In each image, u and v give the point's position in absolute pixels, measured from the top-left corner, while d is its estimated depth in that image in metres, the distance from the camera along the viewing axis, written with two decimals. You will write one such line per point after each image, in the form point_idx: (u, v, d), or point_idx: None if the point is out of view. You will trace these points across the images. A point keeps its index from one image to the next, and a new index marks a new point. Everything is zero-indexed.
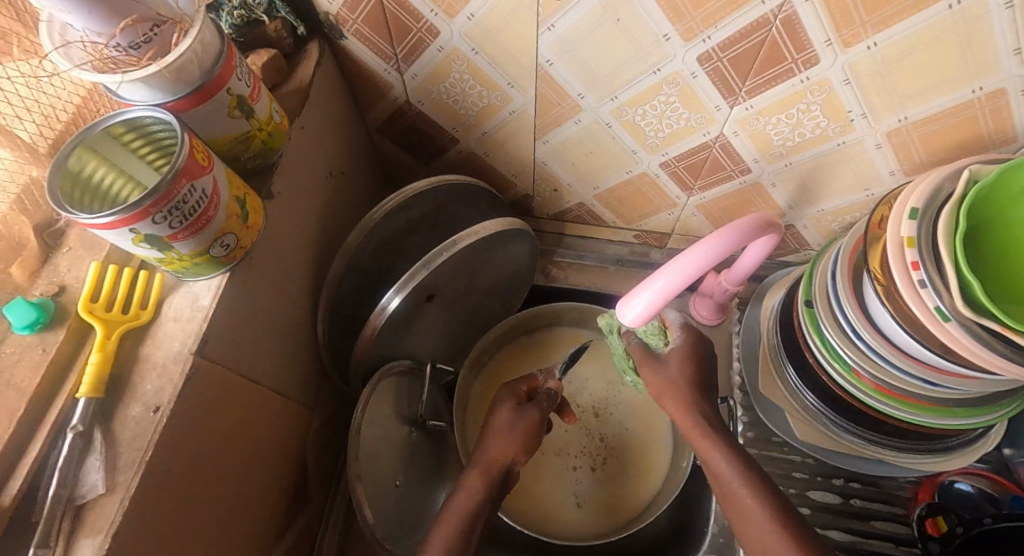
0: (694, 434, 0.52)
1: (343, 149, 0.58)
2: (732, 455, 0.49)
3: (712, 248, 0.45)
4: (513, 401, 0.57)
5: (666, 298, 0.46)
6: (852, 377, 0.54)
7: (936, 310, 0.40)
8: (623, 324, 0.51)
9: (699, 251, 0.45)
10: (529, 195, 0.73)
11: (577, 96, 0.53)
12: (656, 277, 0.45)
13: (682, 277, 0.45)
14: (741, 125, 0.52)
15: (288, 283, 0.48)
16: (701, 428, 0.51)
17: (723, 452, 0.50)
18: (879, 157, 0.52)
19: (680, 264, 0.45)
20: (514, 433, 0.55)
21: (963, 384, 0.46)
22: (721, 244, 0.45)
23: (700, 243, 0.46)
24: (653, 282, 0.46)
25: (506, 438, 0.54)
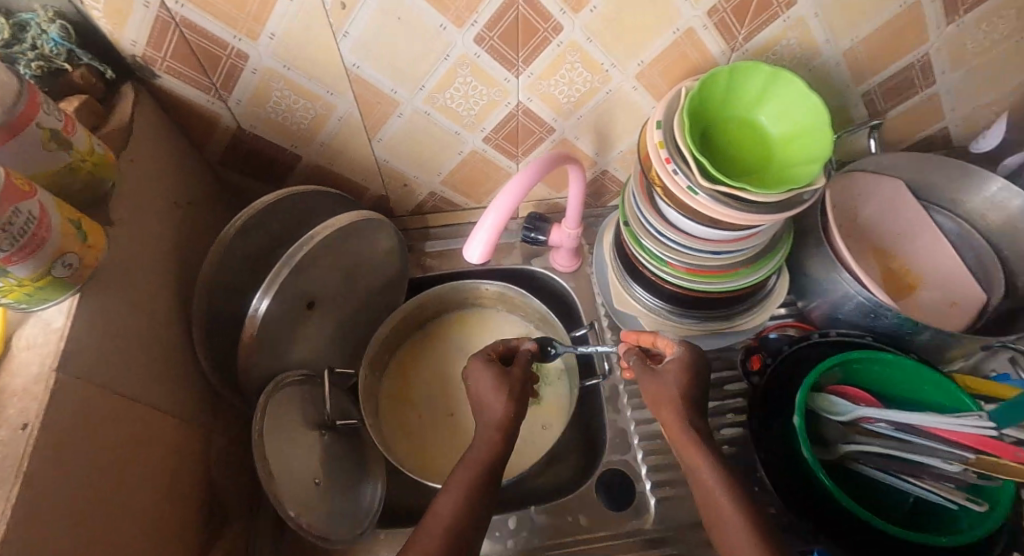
0: (680, 442, 0.53)
1: (185, 181, 0.61)
2: (717, 464, 0.50)
3: (519, 181, 0.54)
4: (492, 370, 0.61)
5: (499, 229, 0.53)
6: (667, 268, 0.68)
7: (688, 188, 0.54)
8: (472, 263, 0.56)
9: (511, 186, 0.54)
10: (383, 196, 0.79)
11: (391, 92, 0.61)
12: (486, 215, 0.52)
13: (502, 212, 0.53)
14: (530, 91, 0.64)
15: (149, 306, 0.50)
16: (686, 437, 0.52)
17: (710, 463, 0.51)
18: (637, 96, 0.66)
19: (499, 202, 0.53)
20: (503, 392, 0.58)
21: (733, 244, 0.61)
22: (526, 175, 0.54)
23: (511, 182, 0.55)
24: (483, 226, 0.53)
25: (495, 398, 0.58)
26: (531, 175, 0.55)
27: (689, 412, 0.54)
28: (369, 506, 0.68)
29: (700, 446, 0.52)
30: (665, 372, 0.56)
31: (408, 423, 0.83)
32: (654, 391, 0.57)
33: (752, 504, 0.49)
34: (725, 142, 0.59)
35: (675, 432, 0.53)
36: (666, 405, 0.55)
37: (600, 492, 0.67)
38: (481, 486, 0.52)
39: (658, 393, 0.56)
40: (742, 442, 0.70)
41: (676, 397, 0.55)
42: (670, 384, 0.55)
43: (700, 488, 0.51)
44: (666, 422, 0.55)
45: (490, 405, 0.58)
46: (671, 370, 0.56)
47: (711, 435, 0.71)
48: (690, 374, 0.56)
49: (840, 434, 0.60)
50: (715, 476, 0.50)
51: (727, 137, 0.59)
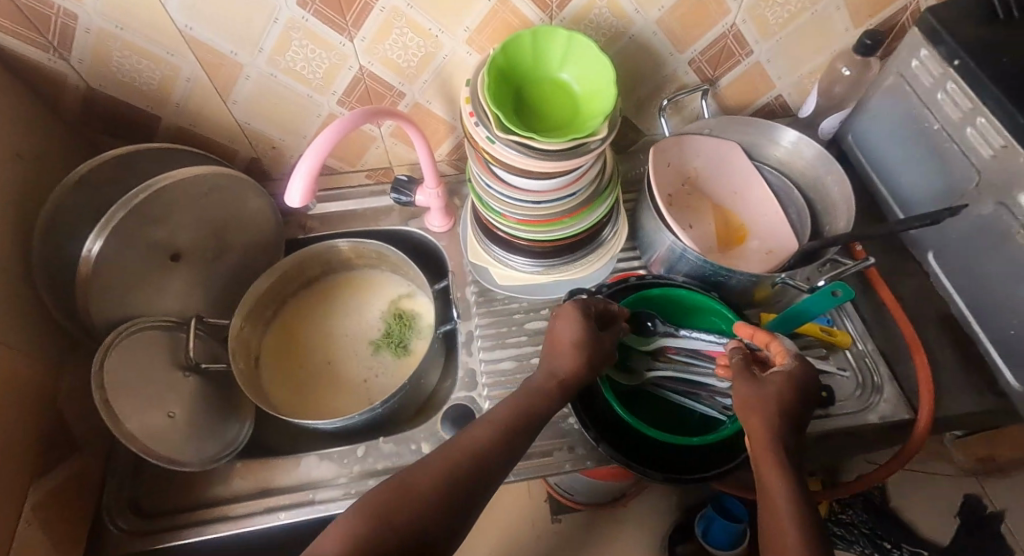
0: (759, 450, 0.50)
1: (34, 135, 0.64)
2: (797, 490, 0.47)
3: (332, 129, 0.59)
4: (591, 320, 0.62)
5: (313, 175, 0.58)
6: (504, 220, 0.74)
7: (487, 138, 0.60)
8: (295, 209, 0.61)
9: (323, 133, 0.58)
10: (256, 159, 0.84)
11: (231, 54, 0.65)
12: (299, 161, 0.57)
13: (314, 157, 0.57)
14: (369, 55, 0.69)
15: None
16: (768, 450, 0.50)
17: (787, 482, 0.47)
18: (472, 60, 0.72)
19: (312, 148, 0.58)
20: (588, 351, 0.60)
21: (549, 194, 0.68)
22: (339, 125, 0.59)
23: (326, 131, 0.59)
24: (301, 169, 0.58)
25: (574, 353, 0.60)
26: (345, 126, 0.60)
27: (779, 422, 0.51)
28: (230, 442, 0.74)
29: (779, 467, 0.48)
30: (771, 381, 0.54)
31: (285, 372, 0.89)
32: (744, 395, 0.54)
33: (813, 517, 0.45)
34: (532, 95, 0.65)
35: (759, 437, 0.51)
36: (755, 410, 0.52)
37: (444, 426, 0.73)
38: (464, 476, 0.49)
39: (776, 396, 0.52)
40: None
41: (771, 403, 0.52)
42: (777, 388, 0.53)
43: (767, 509, 0.47)
44: (752, 425, 0.52)
45: (562, 362, 0.60)
46: (776, 379, 0.54)
47: None
48: (795, 383, 0.53)
49: (644, 363, 0.69)
50: (790, 495, 0.46)
51: (534, 92, 0.65)
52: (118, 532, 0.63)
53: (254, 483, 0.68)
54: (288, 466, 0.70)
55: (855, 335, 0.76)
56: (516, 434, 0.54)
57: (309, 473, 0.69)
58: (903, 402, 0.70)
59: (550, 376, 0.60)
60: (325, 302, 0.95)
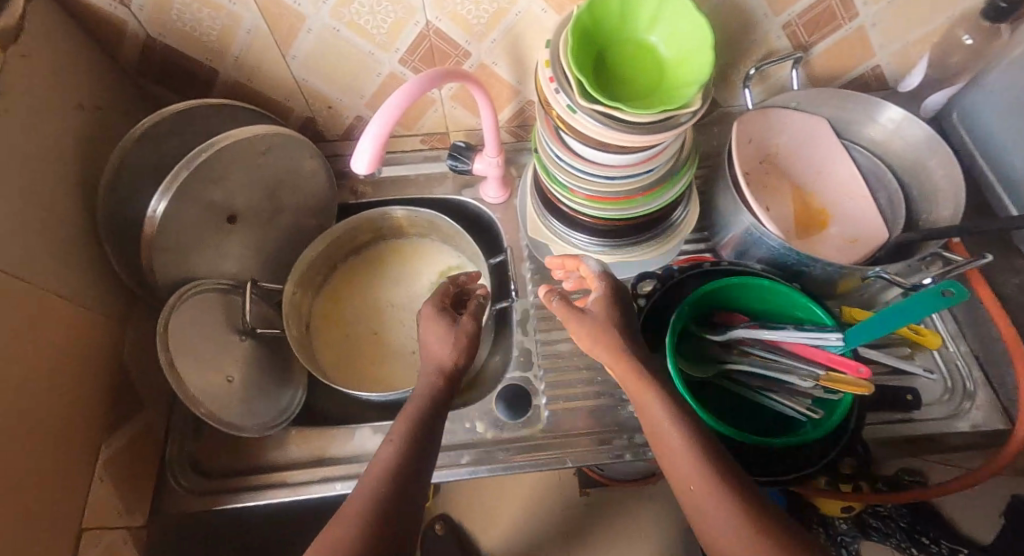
0: (631, 383, 0.55)
1: (95, 86, 0.62)
2: (669, 404, 0.51)
3: (399, 96, 0.54)
4: (437, 308, 0.66)
5: (380, 145, 0.55)
6: (571, 195, 0.70)
7: (568, 107, 0.55)
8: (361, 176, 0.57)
9: (390, 100, 0.54)
10: (310, 118, 0.80)
11: (294, 5, 0.61)
12: (364, 128, 0.54)
13: (381, 125, 0.54)
14: (438, 9, 0.64)
15: (44, 202, 0.53)
16: (637, 375, 0.54)
17: (662, 402, 0.51)
18: (549, 19, 0.67)
19: (379, 115, 0.54)
20: (456, 337, 0.62)
21: (621, 171, 0.63)
22: (405, 92, 0.54)
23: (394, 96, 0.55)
24: (365, 139, 0.54)
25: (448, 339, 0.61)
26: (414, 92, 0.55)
27: (624, 346, 0.56)
28: (286, 408, 0.74)
29: (652, 388, 0.53)
30: (594, 313, 0.59)
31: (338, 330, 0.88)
32: (582, 335, 0.59)
33: (704, 447, 0.48)
34: (610, 50, 0.59)
35: (624, 365, 0.55)
36: (598, 343, 0.58)
37: (500, 404, 0.71)
38: (402, 486, 0.46)
39: (595, 330, 0.58)
40: None
41: (603, 330, 0.57)
42: (600, 316, 0.59)
43: (649, 427, 0.52)
44: (609, 356, 0.57)
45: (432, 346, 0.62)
46: (598, 307, 0.60)
47: None
48: (611, 300, 0.61)
49: (717, 354, 0.64)
50: (670, 412, 0.50)
51: (615, 49, 0.60)
52: (184, 493, 0.64)
53: (309, 451, 0.69)
54: (342, 437, 0.69)
55: (946, 335, 0.71)
56: (422, 443, 0.50)
57: (364, 445, 0.69)
58: (998, 411, 0.66)
59: (437, 370, 0.59)
60: (382, 264, 0.94)
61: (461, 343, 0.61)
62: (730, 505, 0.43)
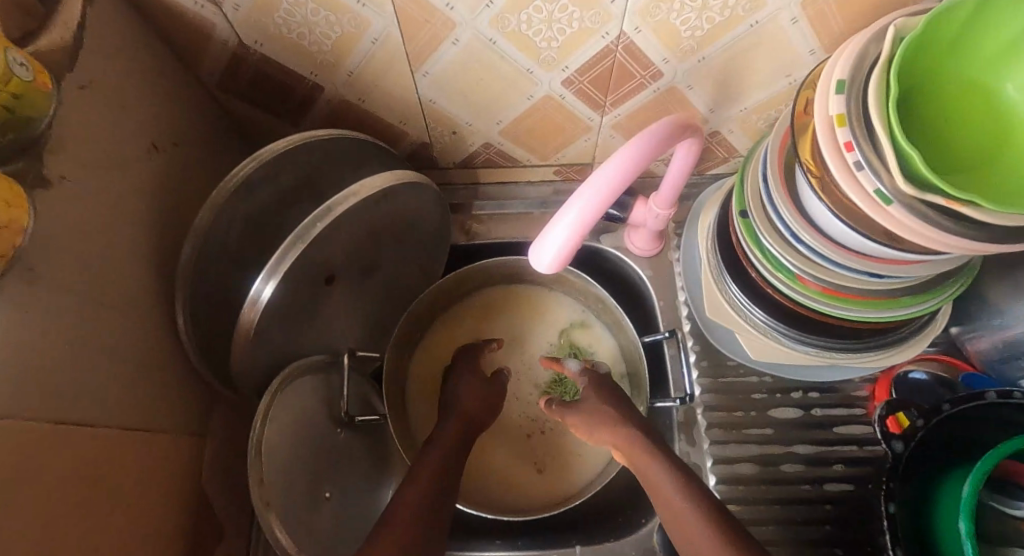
0: (636, 455, 0.53)
1: (169, 115, 0.46)
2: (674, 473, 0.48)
3: (598, 189, 0.38)
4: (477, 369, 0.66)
5: (583, 230, 0.39)
6: (797, 284, 0.50)
7: (876, 194, 0.36)
8: (541, 271, 0.43)
9: (585, 193, 0.38)
10: (426, 144, 0.63)
11: (445, 8, 0.42)
12: (569, 205, 0.38)
13: (594, 203, 0.38)
14: (641, 18, 0.44)
15: (107, 296, 0.38)
16: (641, 444, 0.53)
17: (664, 463, 0.50)
18: (796, 33, 0.47)
19: (592, 188, 0.38)
20: (483, 393, 0.63)
21: (903, 268, 0.43)
22: (609, 181, 0.38)
23: (612, 160, 0.39)
24: (547, 239, 0.40)
25: (474, 395, 0.62)
26: (621, 177, 0.39)
27: (634, 420, 0.56)
28: None
29: (653, 454, 0.51)
30: (586, 402, 0.59)
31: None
32: (585, 426, 0.58)
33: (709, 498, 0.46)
34: (921, 72, 0.37)
35: (625, 443, 0.54)
36: (600, 431, 0.57)
37: None
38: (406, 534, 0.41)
39: (590, 416, 0.58)
40: (852, 502, 0.57)
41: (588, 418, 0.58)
42: (593, 402, 0.58)
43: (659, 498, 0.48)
44: (611, 439, 0.56)
45: (459, 399, 0.61)
46: (590, 394, 0.59)
47: (813, 489, 0.58)
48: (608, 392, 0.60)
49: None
50: (666, 473, 0.48)
51: (936, 73, 0.38)
52: None
53: None
54: None
55: None
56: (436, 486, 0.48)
57: None
58: None
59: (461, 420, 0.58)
60: (525, 324, 0.75)
61: (484, 398, 0.62)
62: (719, 540, 0.42)
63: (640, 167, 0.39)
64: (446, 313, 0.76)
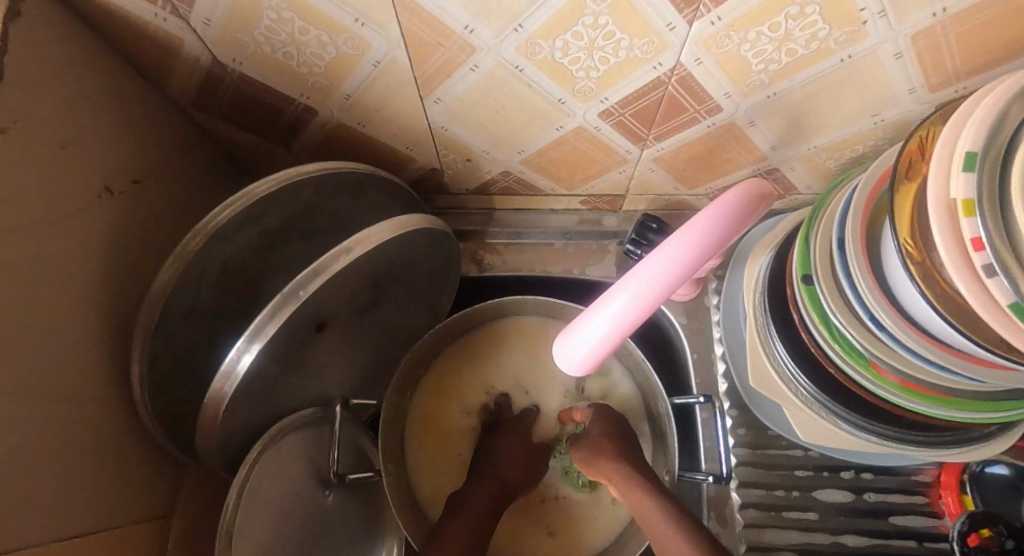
0: (632, 498, 0.47)
1: (127, 147, 0.38)
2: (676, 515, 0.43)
3: (655, 276, 0.31)
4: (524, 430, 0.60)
5: (630, 327, 0.32)
6: (870, 372, 0.42)
7: (1012, 309, 0.27)
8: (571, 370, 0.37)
9: (638, 279, 0.31)
10: (436, 170, 0.55)
11: (463, 31, 0.34)
12: (612, 300, 0.32)
13: (645, 297, 0.31)
14: (705, 48, 0.36)
15: (38, 383, 0.31)
16: (638, 491, 0.47)
17: (661, 504, 0.44)
18: (898, 69, 0.38)
19: (642, 278, 0.31)
20: (525, 457, 0.58)
21: (1011, 373, 0.35)
22: (669, 267, 0.31)
23: (670, 240, 0.32)
24: (583, 326, 0.33)
25: (514, 459, 0.57)
26: (688, 263, 0.31)
27: (634, 459, 0.50)
28: None
29: (652, 497, 0.45)
30: (591, 432, 0.53)
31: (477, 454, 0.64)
32: (584, 456, 0.52)
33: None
34: None
35: (621, 482, 0.48)
36: (597, 467, 0.51)
37: None
38: None
39: (585, 446, 0.52)
40: None
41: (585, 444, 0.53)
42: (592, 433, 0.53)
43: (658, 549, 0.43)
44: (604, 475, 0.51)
45: (501, 464, 0.57)
46: (595, 424, 0.54)
47: None
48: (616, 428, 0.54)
49: None
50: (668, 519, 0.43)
51: None
52: None
53: None
54: None
55: None
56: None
57: None
58: None
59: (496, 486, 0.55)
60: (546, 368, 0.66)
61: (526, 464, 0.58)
62: None
63: (713, 249, 0.32)
64: (457, 342, 0.68)
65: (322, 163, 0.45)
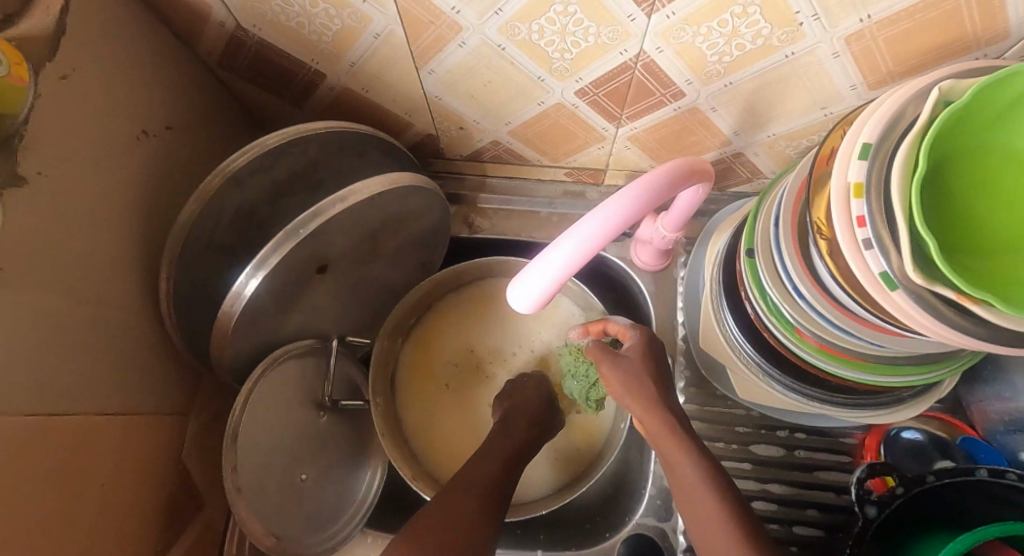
0: (661, 435, 0.44)
1: (161, 96, 0.45)
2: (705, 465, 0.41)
3: (591, 233, 0.36)
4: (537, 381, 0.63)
5: (576, 266, 0.38)
6: (795, 336, 0.48)
7: (881, 276, 0.33)
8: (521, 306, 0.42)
9: (576, 234, 0.36)
10: (433, 136, 0.61)
11: (451, 11, 0.39)
12: (564, 239, 0.36)
13: (591, 241, 0.36)
14: (664, 39, 0.40)
15: (85, 287, 0.38)
16: (669, 427, 0.44)
17: (696, 461, 0.42)
18: (837, 68, 0.42)
19: (591, 225, 0.36)
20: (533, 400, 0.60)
21: (909, 340, 0.40)
22: (614, 218, 0.36)
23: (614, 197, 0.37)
24: (530, 268, 0.38)
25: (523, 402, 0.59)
26: (619, 223, 0.36)
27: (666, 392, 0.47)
28: (361, 499, 0.62)
29: (682, 441, 0.43)
30: (630, 358, 0.49)
31: (459, 399, 0.70)
32: (615, 383, 0.48)
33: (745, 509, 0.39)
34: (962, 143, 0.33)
35: (654, 422, 0.45)
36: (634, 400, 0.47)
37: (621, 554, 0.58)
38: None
39: (625, 380, 0.48)
40: (818, 548, 0.56)
41: (627, 382, 0.47)
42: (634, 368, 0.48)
43: (678, 484, 0.43)
44: (640, 412, 0.47)
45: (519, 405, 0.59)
46: (634, 354, 0.49)
47: (781, 530, 0.57)
48: (655, 361, 0.49)
49: None
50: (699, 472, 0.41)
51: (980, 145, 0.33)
52: None
53: None
54: None
55: None
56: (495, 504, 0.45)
57: None
58: None
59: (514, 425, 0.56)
60: (532, 325, 0.72)
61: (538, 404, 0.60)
62: None
63: (646, 208, 0.37)
64: (448, 297, 0.74)
65: (324, 124, 0.51)
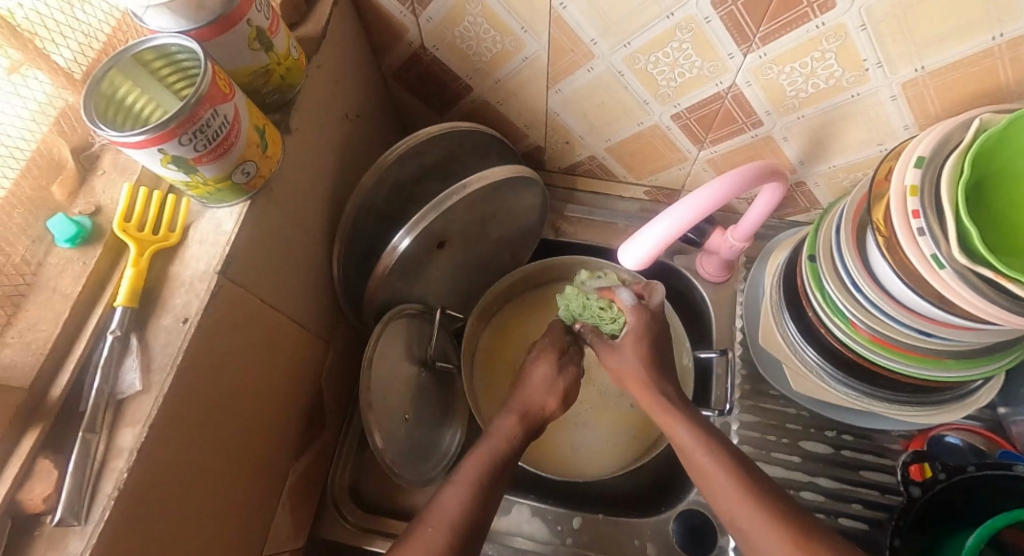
0: (661, 408, 0.54)
1: (358, 90, 0.59)
2: (700, 432, 0.50)
3: (695, 206, 0.47)
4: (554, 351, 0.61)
5: (680, 231, 0.48)
6: (850, 329, 0.55)
7: (932, 258, 0.40)
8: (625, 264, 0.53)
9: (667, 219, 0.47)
10: (540, 147, 0.73)
11: (590, 42, 0.52)
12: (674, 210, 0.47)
13: (693, 212, 0.47)
14: (754, 74, 0.52)
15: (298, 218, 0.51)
16: (665, 405, 0.54)
17: (690, 427, 0.51)
18: (894, 109, 0.51)
19: (694, 199, 0.47)
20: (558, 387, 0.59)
21: (958, 332, 0.46)
22: (714, 195, 0.47)
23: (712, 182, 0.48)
24: (642, 232, 0.49)
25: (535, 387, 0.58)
26: (686, 219, 0.47)
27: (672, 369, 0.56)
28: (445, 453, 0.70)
29: (678, 415, 0.53)
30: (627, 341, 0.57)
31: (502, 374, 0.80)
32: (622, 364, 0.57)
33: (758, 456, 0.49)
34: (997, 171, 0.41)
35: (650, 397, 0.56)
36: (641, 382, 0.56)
37: (676, 528, 0.63)
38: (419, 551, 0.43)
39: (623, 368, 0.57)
40: (863, 540, 0.61)
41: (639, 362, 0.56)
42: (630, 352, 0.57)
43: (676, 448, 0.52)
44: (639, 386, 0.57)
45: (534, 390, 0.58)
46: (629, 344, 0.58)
47: (825, 519, 0.62)
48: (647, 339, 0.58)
49: None
50: (694, 433, 0.51)
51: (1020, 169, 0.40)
52: (344, 521, 0.61)
53: None
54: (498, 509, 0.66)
55: None
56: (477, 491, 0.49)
57: (519, 524, 0.65)
58: None
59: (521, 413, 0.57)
60: None
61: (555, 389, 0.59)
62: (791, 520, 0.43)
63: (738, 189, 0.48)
64: (527, 294, 0.84)
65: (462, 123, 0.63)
